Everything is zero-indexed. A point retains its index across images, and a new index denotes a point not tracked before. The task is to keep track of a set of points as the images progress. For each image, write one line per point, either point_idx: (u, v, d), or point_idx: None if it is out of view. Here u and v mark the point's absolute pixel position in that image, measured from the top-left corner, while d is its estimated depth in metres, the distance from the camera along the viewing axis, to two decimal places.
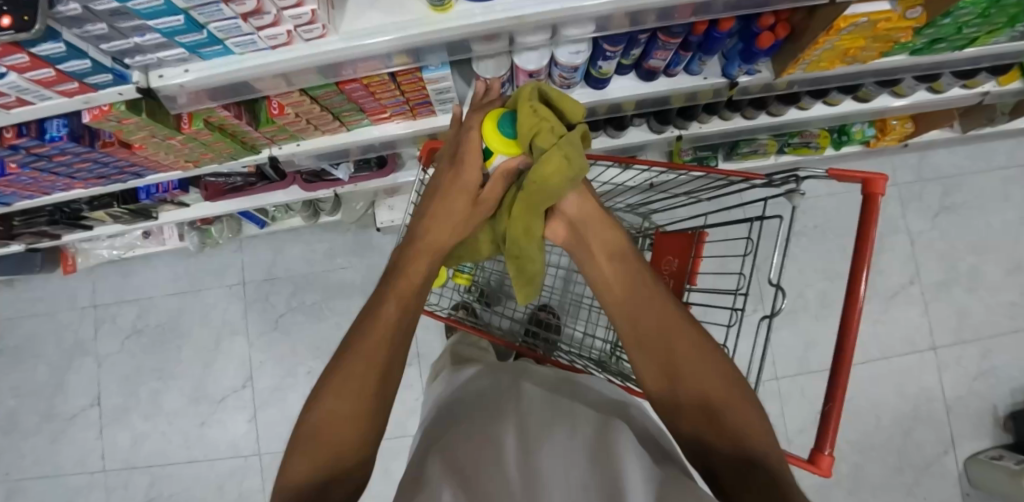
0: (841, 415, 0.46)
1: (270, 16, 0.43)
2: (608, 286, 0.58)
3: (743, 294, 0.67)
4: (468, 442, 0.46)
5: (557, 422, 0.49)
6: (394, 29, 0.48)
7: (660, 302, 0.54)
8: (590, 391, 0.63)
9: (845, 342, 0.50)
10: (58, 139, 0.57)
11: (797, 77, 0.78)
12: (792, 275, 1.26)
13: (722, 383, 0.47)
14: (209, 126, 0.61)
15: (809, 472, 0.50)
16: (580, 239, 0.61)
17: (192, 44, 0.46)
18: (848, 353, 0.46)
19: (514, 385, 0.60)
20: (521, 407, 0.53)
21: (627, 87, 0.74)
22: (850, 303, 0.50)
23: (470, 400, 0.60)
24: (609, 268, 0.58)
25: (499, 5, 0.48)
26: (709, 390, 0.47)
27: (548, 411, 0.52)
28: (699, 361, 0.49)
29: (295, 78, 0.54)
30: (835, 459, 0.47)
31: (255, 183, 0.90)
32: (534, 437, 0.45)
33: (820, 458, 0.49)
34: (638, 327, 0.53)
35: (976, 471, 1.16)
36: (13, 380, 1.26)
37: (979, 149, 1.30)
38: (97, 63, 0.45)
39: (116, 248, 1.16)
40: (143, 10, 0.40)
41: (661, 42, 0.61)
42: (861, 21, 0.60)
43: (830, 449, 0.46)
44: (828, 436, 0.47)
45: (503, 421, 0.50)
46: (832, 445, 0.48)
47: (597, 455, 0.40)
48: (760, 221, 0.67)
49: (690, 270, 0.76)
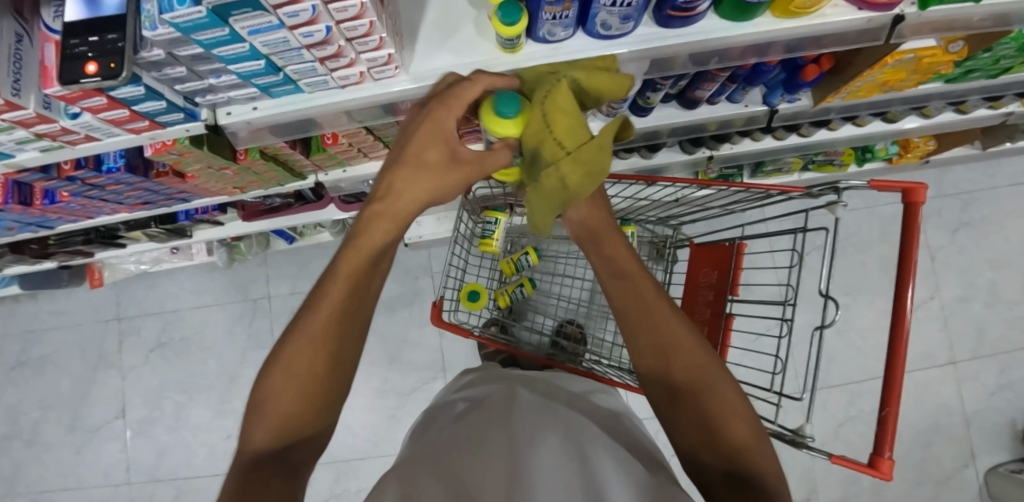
0: (897, 422, 0.55)
1: (347, 59, 0.44)
2: (614, 300, 0.53)
3: (789, 301, 0.66)
4: (461, 441, 0.49)
5: (547, 430, 0.49)
6: (463, 70, 0.49)
7: (665, 321, 0.50)
8: (580, 401, 0.63)
9: (896, 357, 0.57)
10: (115, 171, 0.58)
11: (834, 104, 0.79)
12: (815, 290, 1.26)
13: (718, 400, 0.46)
14: (264, 156, 0.62)
15: (870, 474, 0.57)
16: (584, 247, 0.56)
17: (266, 85, 0.47)
18: (899, 360, 0.56)
19: (512, 389, 0.61)
20: (514, 414, 0.53)
21: (671, 114, 0.75)
22: (895, 325, 0.57)
23: (468, 403, 0.62)
24: (610, 283, 0.53)
25: (566, 47, 0.49)
26: (705, 405, 0.46)
27: (538, 417, 0.52)
28: (701, 376, 0.47)
29: (358, 114, 0.54)
30: (894, 461, 0.55)
31: (293, 203, 0.91)
32: (523, 436, 0.47)
33: (881, 462, 0.56)
34: (639, 348, 0.51)
35: (996, 485, 1.17)
36: (37, 393, 1.26)
37: (998, 165, 1.32)
38: (170, 103, 0.46)
39: (144, 262, 1.17)
40: (227, 55, 0.41)
41: (710, 76, 0.62)
42: (907, 57, 0.61)
43: (888, 452, 0.55)
44: (887, 442, 0.56)
45: (502, 419, 0.52)
46: (890, 449, 0.56)
47: (582, 458, 0.44)
48: (804, 234, 0.68)
49: (731, 282, 0.77)
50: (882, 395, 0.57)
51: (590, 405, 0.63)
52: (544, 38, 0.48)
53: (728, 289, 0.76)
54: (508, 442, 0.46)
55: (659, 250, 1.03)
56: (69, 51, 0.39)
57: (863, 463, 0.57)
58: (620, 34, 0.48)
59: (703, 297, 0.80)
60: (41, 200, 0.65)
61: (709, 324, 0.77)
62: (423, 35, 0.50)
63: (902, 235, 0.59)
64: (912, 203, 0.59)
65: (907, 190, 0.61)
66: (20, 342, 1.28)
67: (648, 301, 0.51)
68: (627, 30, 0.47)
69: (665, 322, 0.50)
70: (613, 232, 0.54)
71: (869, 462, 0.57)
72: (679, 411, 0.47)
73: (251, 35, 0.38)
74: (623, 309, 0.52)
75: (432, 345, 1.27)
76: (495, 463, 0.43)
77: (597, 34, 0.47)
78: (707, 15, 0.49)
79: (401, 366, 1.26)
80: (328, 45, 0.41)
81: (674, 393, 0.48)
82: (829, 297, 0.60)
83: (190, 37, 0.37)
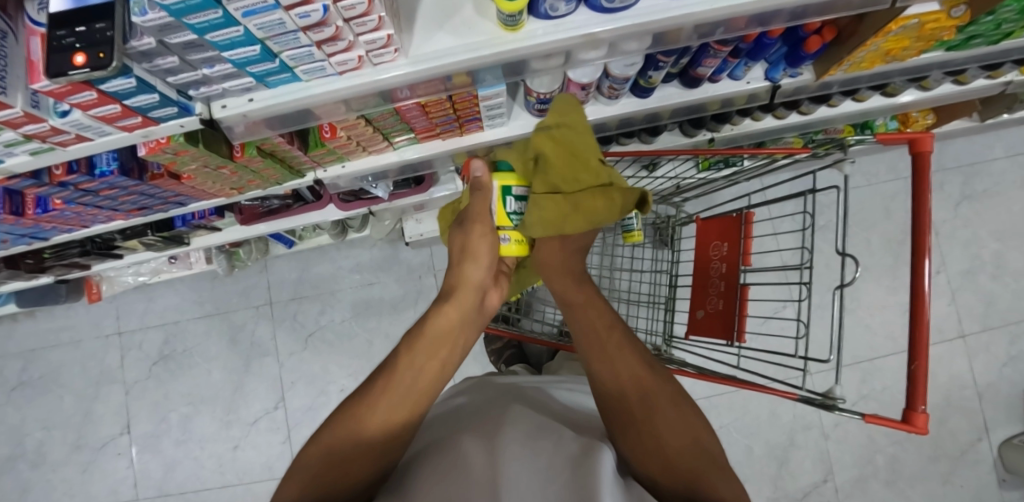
0: (927, 375, 0.55)
1: (344, 42, 0.42)
2: (585, 345, 0.53)
3: (808, 266, 0.65)
4: (444, 455, 0.42)
5: (537, 442, 0.43)
6: (464, 51, 0.48)
7: (627, 356, 0.52)
8: (569, 409, 0.58)
9: (920, 312, 0.56)
10: (109, 174, 0.57)
11: (836, 78, 0.78)
12: (824, 267, 1.25)
13: (684, 444, 0.45)
14: (261, 153, 0.61)
15: (905, 430, 0.57)
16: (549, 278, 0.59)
17: (262, 74, 0.45)
18: (922, 314, 0.56)
19: (504, 399, 0.55)
20: (504, 421, 0.47)
21: (672, 95, 0.74)
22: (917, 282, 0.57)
23: (448, 413, 0.55)
24: (579, 328, 0.55)
25: (569, 22, 0.48)
26: (674, 446, 0.44)
27: (530, 427, 0.46)
28: (660, 412, 0.47)
29: (356, 102, 0.53)
30: (928, 415, 0.56)
31: (292, 204, 0.89)
32: (506, 450, 0.41)
33: (914, 417, 0.57)
34: (596, 377, 0.51)
35: (1012, 456, 1.16)
36: (40, 412, 1.23)
37: (999, 136, 1.31)
38: (164, 97, 0.44)
39: (142, 274, 1.15)
40: (221, 41, 0.39)
41: (712, 50, 0.61)
42: (912, 22, 0.60)
43: (923, 406, 0.55)
44: (918, 396, 0.56)
45: (484, 430, 0.46)
46: (924, 403, 0.56)
47: (576, 475, 0.37)
48: (814, 194, 0.64)
49: (742, 252, 0.75)
50: (908, 351, 0.58)
51: (583, 417, 0.56)
52: (546, 14, 0.47)
53: (740, 261, 0.75)
54: (489, 458, 0.40)
55: (661, 232, 1.03)
56: (57, 42, 0.38)
57: (898, 420, 0.56)
58: (622, 7, 0.47)
59: (715, 269, 0.79)
60: (33, 209, 0.63)
61: (724, 297, 0.75)
62: (421, 16, 0.49)
63: (914, 192, 0.57)
64: (920, 153, 0.59)
65: (912, 141, 0.60)
66: (20, 362, 1.25)
67: (617, 341, 0.53)
68: (631, 2, 0.46)
69: (622, 359, 0.51)
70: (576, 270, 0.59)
71: (904, 419, 0.56)
72: (634, 444, 0.44)
73: (246, 17, 0.37)
74: (585, 335, 0.54)
75: None
76: (473, 481, 0.36)
77: (600, 7, 0.46)
78: None
79: None
80: (326, 26, 0.39)
81: (632, 422, 0.46)
82: (846, 256, 0.58)
83: (182, 22, 0.36)
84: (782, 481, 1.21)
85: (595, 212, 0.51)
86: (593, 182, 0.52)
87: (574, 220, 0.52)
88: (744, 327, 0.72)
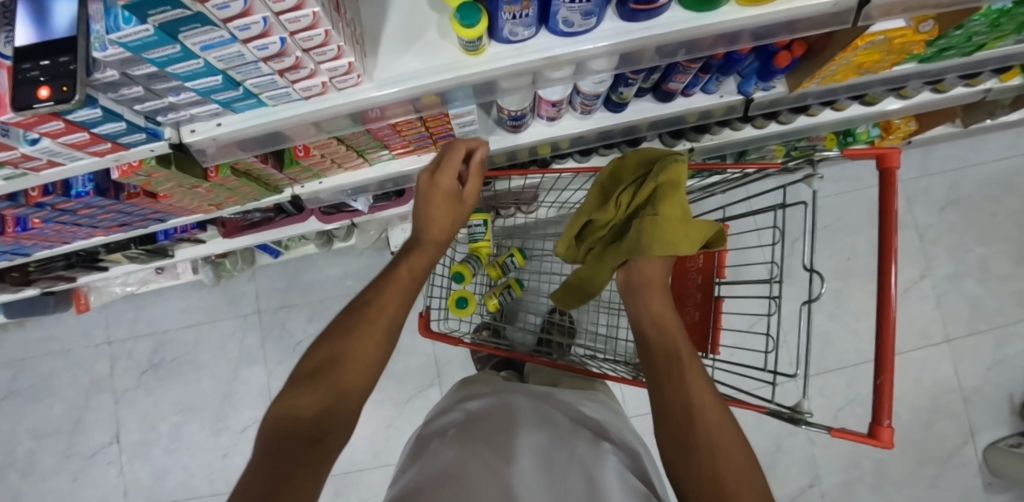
0: (893, 390, 0.56)
1: (307, 70, 0.43)
2: (649, 353, 0.54)
3: (778, 281, 0.66)
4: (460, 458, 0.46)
5: (553, 460, 0.47)
6: (429, 74, 0.48)
7: (692, 375, 0.48)
8: (584, 416, 0.60)
9: (886, 328, 0.57)
10: (85, 195, 0.57)
11: (810, 90, 0.79)
12: (796, 274, 1.24)
13: (739, 470, 0.41)
14: (236, 173, 0.62)
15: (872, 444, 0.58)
16: (631, 296, 0.60)
17: (227, 100, 0.46)
18: (887, 330, 0.57)
19: (517, 406, 0.58)
20: (522, 435, 0.50)
21: (646, 108, 0.75)
22: (883, 298, 0.57)
23: (463, 417, 0.56)
24: (649, 334, 0.55)
25: (531, 46, 0.49)
26: (727, 474, 0.40)
27: (546, 442, 0.50)
28: (714, 432, 0.43)
29: (327, 124, 0.54)
30: (892, 429, 0.57)
31: (275, 217, 0.90)
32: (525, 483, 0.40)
33: (880, 430, 0.58)
34: (658, 397, 0.49)
35: (997, 460, 1.17)
36: (31, 421, 1.24)
37: (982, 140, 1.32)
38: (131, 124, 0.45)
39: (130, 284, 1.16)
40: (182, 73, 0.40)
41: (682, 67, 0.62)
42: (878, 38, 0.60)
43: (888, 420, 0.56)
44: (884, 410, 0.57)
45: (501, 440, 0.49)
46: (890, 417, 0.57)
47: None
48: (783, 210, 0.65)
49: (716, 264, 0.76)
50: (875, 365, 0.59)
51: (596, 424, 0.58)
52: (506, 39, 0.47)
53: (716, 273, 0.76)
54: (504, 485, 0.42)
55: None
56: (22, 75, 0.38)
57: (864, 434, 0.58)
58: (582, 31, 0.47)
59: (692, 280, 0.78)
60: (13, 228, 0.64)
61: (701, 308, 0.76)
62: (385, 40, 0.50)
63: (881, 206, 0.58)
64: (886, 169, 0.59)
65: (880, 156, 0.60)
66: (11, 372, 1.26)
67: (682, 358, 0.50)
68: (590, 26, 0.46)
69: (695, 379, 0.48)
70: (659, 287, 0.58)
71: (870, 433, 0.58)
72: (690, 470, 0.42)
73: (204, 50, 0.38)
74: (651, 357, 0.53)
75: (426, 351, 1.24)
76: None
77: (560, 32, 0.47)
78: (671, 7, 0.49)
79: (395, 375, 1.23)
80: (285, 56, 0.40)
81: (688, 446, 0.43)
82: (813, 272, 0.58)
83: (141, 56, 0.37)
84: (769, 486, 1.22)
85: (685, 248, 0.57)
86: (690, 223, 0.58)
87: (671, 247, 0.57)
88: (717, 337, 0.75)
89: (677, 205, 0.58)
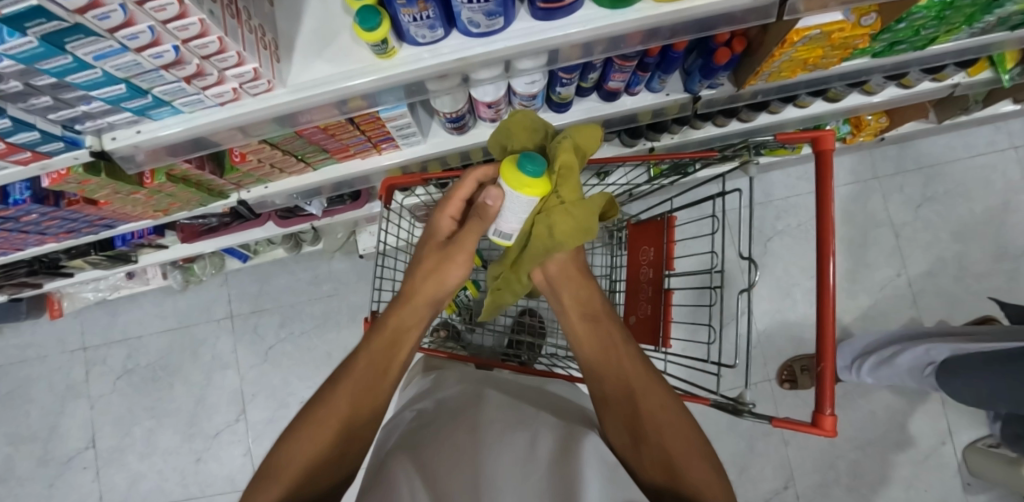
0: (833, 375, 0.53)
1: (213, 76, 0.43)
2: (582, 345, 0.54)
3: (719, 271, 0.67)
4: (439, 443, 0.45)
5: (518, 430, 0.47)
6: (341, 79, 0.49)
7: (626, 361, 0.50)
8: (553, 397, 0.62)
9: (824, 309, 0.55)
10: (22, 203, 0.57)
11: (761, 87, 0.78)
12: (733, 264, 1.22)
13: (683, 442, 0.42)
14: (172, 179, 0.63)
15: (816, 434, 0.55)
16: (557, 300, 0.58)
17: (140, 108, 0.47)
18: (827, 311, 0.54)
19: (480, 390, 0.58)
20: (482, 415, 0.50)
21: (591, 108, 0.75)
22: (819, 282, 0.55)
23: (429, 405, 0.57)
24: (580, 328, 0.55)
25: (445, 47, 0.49)
26: (671, 449, 0.42)
27: (510, 417, 0.50)
28: (659, 411, 0.45)
29: (253, 130, 0.54)
30: (835, 417, 0.54)
31: (231, 222, 0.91)
32: (493, 443, 0.44)
33: (823, 419, 0.55)
34: (599, 387, 0.50)
35: (976, 460, 1.14)
36: (7, 427, 1.25)
37: (959, 136, 1.30)
38: (46, 133, 0.45)
39: (101, 290, 1.17)
40: (84, 82, 0.41)
41: (617, 65, 0.62)
42: (814, 33, 0.59)
43: (828, 408, 0.53)
44: (825, 398, 0.53)
45: (467, 419, 0.49)
46: (832, 406, 0.54)
47: (554, 469, 0.39)
48: (723, 197, 0.65)
49: (666, 257, 0.76)
50: (817, 350, 0.56)
51: (557, 404, 0.59)
52: (416, 41, 0.47)
53: (666, 266, 0.76)
54: (473, 461, 0.41)
55: (611, 235, 0.95)
56: None
57: (806, 423, 0.55)
58: (493, 31, 0.47)
59: (645, 275, 0.79)
60: None
61: (652, 302, 0.75)
62: (300, 46, 0.50)
63: (815, 189, 0.56)
64: (822, 152, 0.57)
65: (815, 139, 0.58)
66: None
67: (617, 347, 0.51)
68: (500, 25, 0.46)
69: (629, 362, 0.50)
70: (586, 282, 0.57)
71: (812, 421, 0.55)
72: (640, 453, 0.43)
73: (98, 60, 0.38)
74: (586, 351, 0.53)
75: None
76: (461, 470, 0.40)
77: (472, 32, 0.47)
78: (586, 5, 0.48)
79: None
80: (185, 64, 0.40)
81: (637, 432, 0.44)
82: (744, 265, 0.60)
83: (35, 68, 0.37)
84: (744, 488, 1.20)
85: (577, 235, 0.51)
86: (580, 204, 0.51)
87: (579, 239, 0.52)
88: (669, 329, 0.73)
89: (567, 188, 0.50)
